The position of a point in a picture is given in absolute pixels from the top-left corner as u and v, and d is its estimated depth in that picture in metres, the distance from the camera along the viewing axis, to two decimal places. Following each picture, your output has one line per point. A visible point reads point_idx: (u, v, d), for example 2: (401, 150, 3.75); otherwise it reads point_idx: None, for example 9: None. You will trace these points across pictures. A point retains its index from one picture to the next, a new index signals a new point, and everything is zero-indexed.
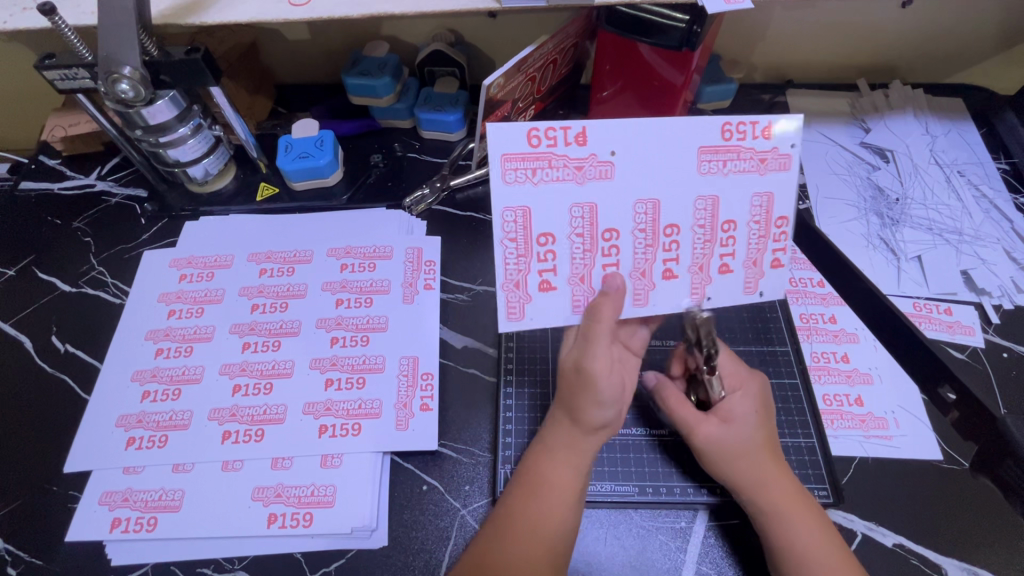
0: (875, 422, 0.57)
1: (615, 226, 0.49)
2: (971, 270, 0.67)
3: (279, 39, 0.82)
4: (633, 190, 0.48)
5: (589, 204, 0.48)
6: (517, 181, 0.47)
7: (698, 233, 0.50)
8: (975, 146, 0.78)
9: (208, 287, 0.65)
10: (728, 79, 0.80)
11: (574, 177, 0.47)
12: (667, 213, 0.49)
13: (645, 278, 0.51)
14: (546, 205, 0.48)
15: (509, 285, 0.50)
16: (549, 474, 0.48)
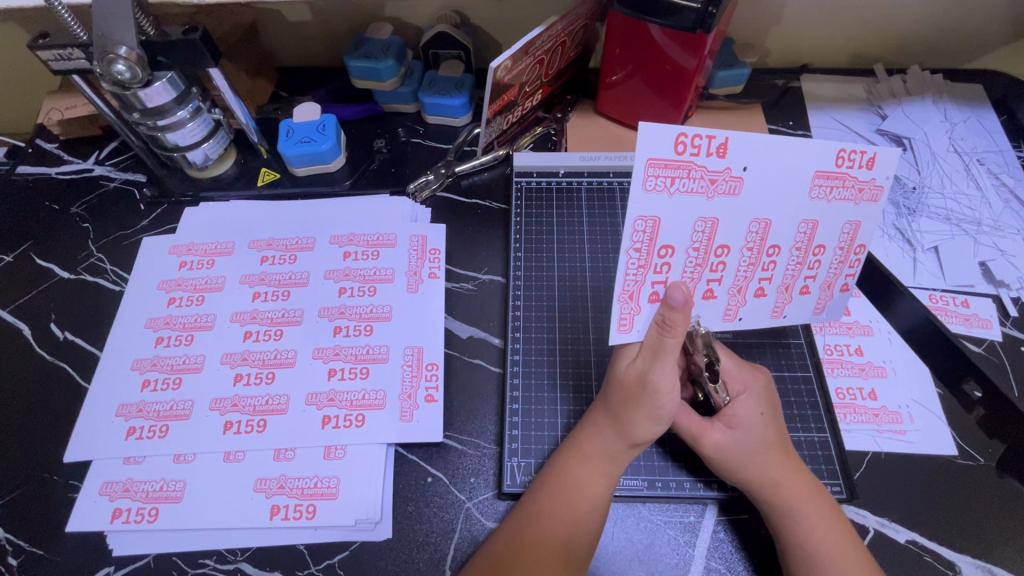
0: (889, 417, 0.56)
1: (672, 243, 0.46)
2: (989, 261, 0.65)
3: (279, 19, 0.80)
4: (753, 210, 0.46)
5: (713, 219, 0.46)
6: (655, 190, 0.44)
7: (691, 255, 0.47)
8: (995, 134, 0.76)
9: (208, 275, 0.64)
10: (742, 63, 0.78)
11: (706, 191, 0.45)
12: (666, 233, 0.46)
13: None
14: (676, 217, 0.45)
15: (625, 296, 0.47)
16: (579, 479, 0.48)
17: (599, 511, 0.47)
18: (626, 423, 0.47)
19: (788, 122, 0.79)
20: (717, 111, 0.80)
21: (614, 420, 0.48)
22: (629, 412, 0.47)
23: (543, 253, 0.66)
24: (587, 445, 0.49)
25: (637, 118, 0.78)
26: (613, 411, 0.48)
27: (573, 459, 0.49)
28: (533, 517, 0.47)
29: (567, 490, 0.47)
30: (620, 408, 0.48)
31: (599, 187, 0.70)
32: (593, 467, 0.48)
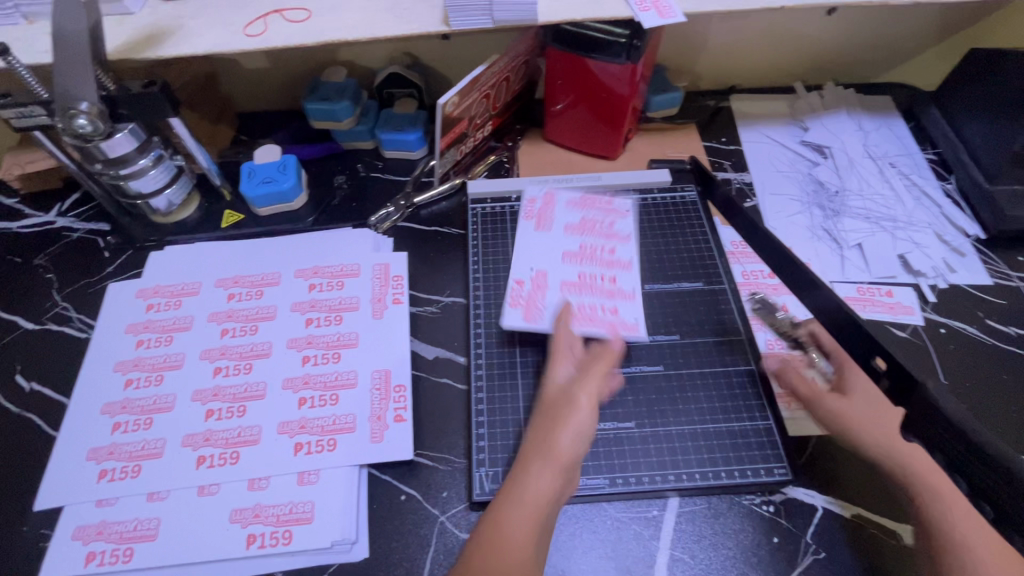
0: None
1: (541, 270, 0.66)
2: (907, 254, 0.71)
3: (237, 67, 0.84)
4: (560, 240, 0.69)
5: (545, 271, 0.66)
6: (518, 301, 0.63)
7: (570, 287, 0.64)
8: (904, 139, 0.84)
9: (175, 315, 0.65)
10: (674, 87, 0.85)
11: (535, 226, 0.70)
12: (549, 278, 0.65)
13: (580, 310, 0.61)
14: (547, 265, 0.66)
15: (524, 313, 0.62)
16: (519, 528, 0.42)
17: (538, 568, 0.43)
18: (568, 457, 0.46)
19: (722, 138, 0.86)
20: (655, 132, 0.86)
21: (556, 454, 0.46)
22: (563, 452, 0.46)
23: (501, 272, 0.69)
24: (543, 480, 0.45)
25: (584, 142, 0.84)
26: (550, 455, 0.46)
27: (521, 508, 0.43)
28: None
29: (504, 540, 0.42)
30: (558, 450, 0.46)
31: None
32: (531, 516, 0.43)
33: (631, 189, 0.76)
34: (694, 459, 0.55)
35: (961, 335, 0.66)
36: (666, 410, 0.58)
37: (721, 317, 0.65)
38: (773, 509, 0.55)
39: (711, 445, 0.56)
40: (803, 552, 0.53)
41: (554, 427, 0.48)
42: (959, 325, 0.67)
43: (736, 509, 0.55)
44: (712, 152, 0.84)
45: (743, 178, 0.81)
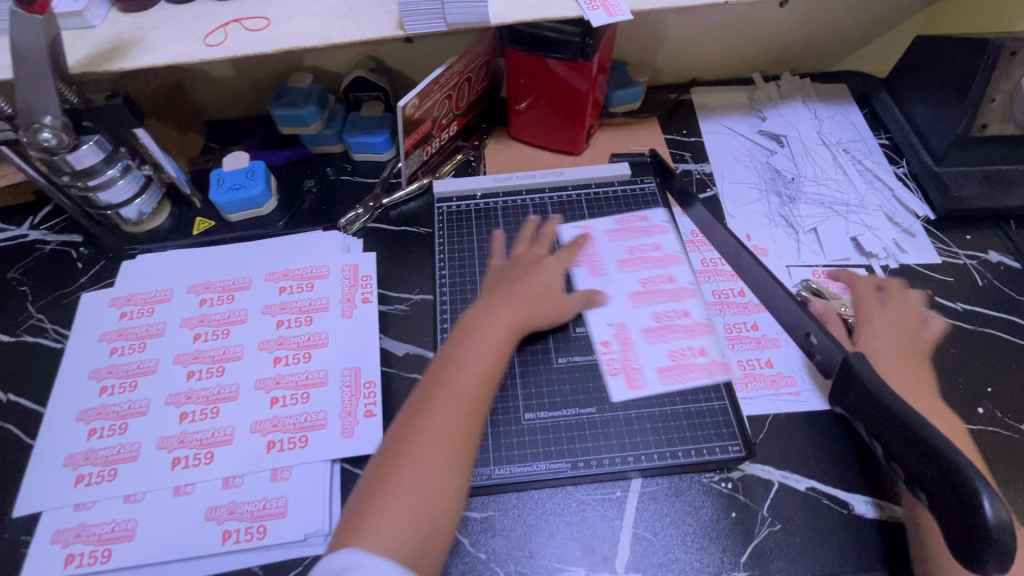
0: (785, 381, 0.63)
1: (621, 320, 0.65)
2: (859, 236, 0.74)
3: (204, 76, 0.85)
4: (617, 273, 0.69)
5: (622, 322, 0.65)
6: (617, 368, 0.62)
7: (652, 326, 0.65)
8: (858, 125, 0.86)
9: (148, 322, 0.67)
10: (635, 82, 0.87)
11: (592, 269, 0.69)
12: (630, 329, 0.64)
13: (692, 335, 0.64)
14: (633, 315, 0.65)
15: (615, 368, 0.62)
16: (443, 424, 0.48)
17: (464, 466, 0.48)
18: (467, 383, 0.52)
19: (682, 130, 0.88)
20: (618, 127, 0.88)
21: (451, 382, 0.51)
22: (451, 382, 0.51)
23: (468, 267, 0.72)
24: (433, 399, 0.50)
25: (548, 139, 0.85)
26: (437, 386, 0.51)
27: (416, 419, 0.49)
28: (394, 458, 0.47)
29: (428, 430, 0.48)
30: (445, 379, 0.52)
31: (514, 204, 0.77)
32: (456, 413, 0.49)
33: (593, 183, 0.78)
34: (653, 444, 0.58)
35: None
36: (625, 394, 0.60)
37: (681, 305, 0.67)
38: (731, 485, 0.57)
39: (669, 428, 0.58)
40: (760, 524, 0.55)
41: (446, 366, 0.53)
42: None
43: (696, 487, 0.57)
44: (673, 144, 0.86)
45: (703, 168, 0.83)
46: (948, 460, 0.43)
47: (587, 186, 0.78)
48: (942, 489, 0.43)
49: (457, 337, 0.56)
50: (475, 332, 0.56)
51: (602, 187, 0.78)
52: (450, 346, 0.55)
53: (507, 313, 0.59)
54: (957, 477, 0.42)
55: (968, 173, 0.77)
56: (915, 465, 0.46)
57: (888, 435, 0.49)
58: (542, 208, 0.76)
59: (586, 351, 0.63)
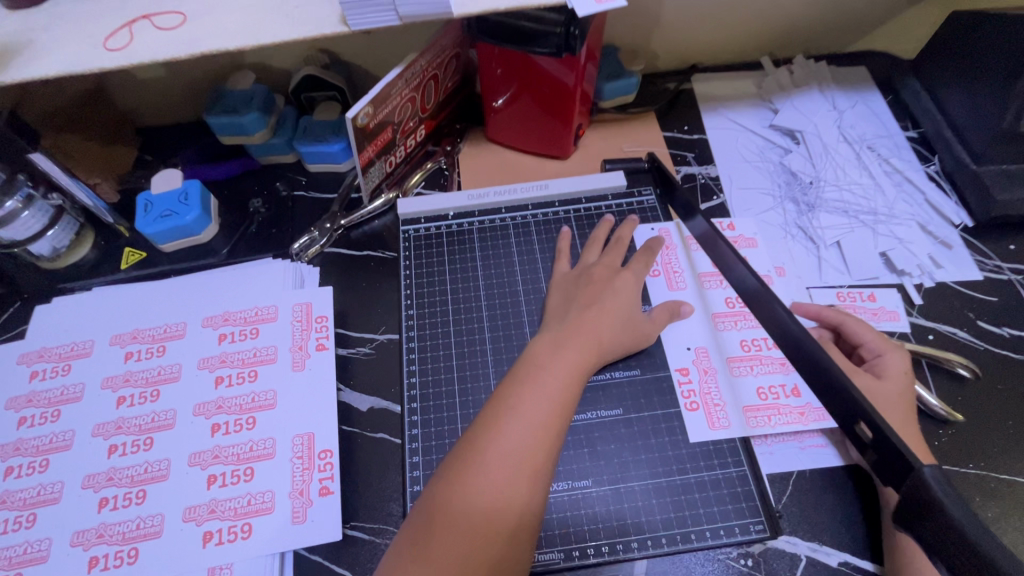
0: (814, 415, 0.54)
1: (703, 345, 0.57)
2: (890, 251, 0.65)
3: (126, 78, 0.72)
4: (699, 287, 0.61)
5: (702, 348, 0.57)
6: (694, 404, 0.54)
7: (733, 357, 0.57)
8: (883, 117, 0.76)
9: (64, 384, 0.57)
10: (629, 72, 0.76)
11: (669, 282, 0.61)
12: (712, 357, 0.57)
13: (765, 368, 0.56)
14: (706, 340, 0.58)
15: (695, 403, 0.54)
16: (489, 484, 0.42)
17: (532, 524, 0.42)
18: (529, 429, 0.44)
19: (684, 127, 0.77)
20: (611, 125, 0.77)
21: (516, 426, 0.44)
22: (498, 432, 0.44)
23: (436, 294, 0.62)
24: (480, 454, 0.43)
25: (530, 141, 0.74)
26: (481, 436, 0.44)
27: (457, 479, 0.42)
28: (430, 526, 0.41)
29: (472, 492, 0.42)
30: (490, 429, 0.44)
31: (492, 224, 0.66)
32: (506, 471, 0.42)
33: (583, 196, 0.68)
34: (660, 520, 0.49)
35: (951, 341, 0.60)
36: (628, 460, 0.51)
37: (687, 324, 0.58)
38: (751, 563, 0.48)
39: (678, 502, 0.50)
40: None
41: (500, 409, 0.45)
42: (948, 329, 0.60)
43: (711, 566, 0.48)
44: (674, 143, 0.75)
45: (708, 172, 0.72)
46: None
47: (577, 200, 0.68)
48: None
49: (525, 369, 0.48)
50: (551, 361, 0.48)
51: (594, 201, 0.68)
52: (529, 374, 0.48)
53: (575, 348, 0.50)
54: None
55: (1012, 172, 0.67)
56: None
57: (940, 541, 0.31)
58: (525, 228, 0.66)
59: (581, 409, 0.54)
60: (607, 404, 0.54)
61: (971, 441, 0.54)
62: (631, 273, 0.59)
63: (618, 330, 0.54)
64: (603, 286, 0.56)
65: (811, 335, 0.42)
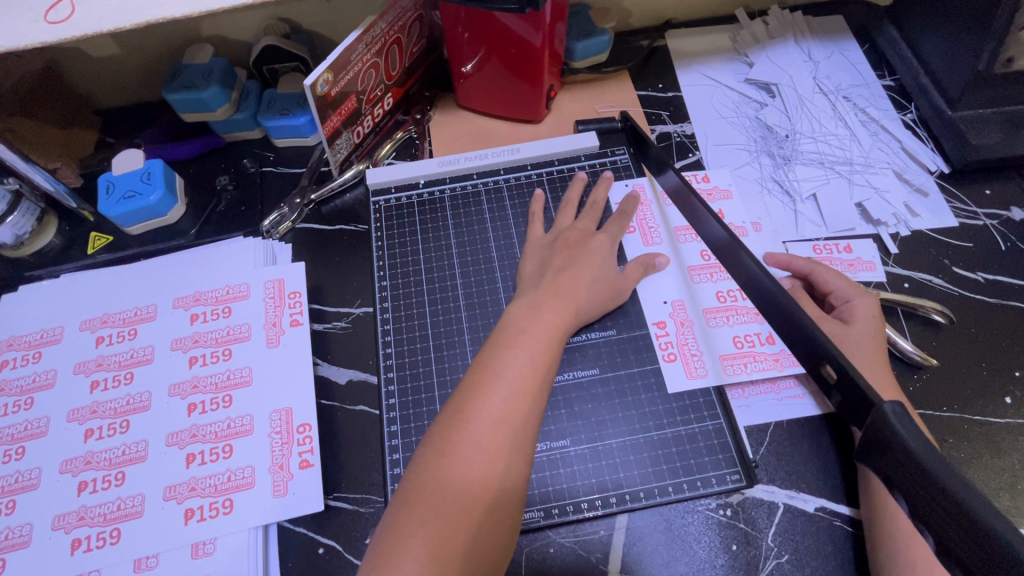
0: (788, 360, 0.54)
1: (680, 298, 0.57)
2: (866, 201, 0.64)
3: (80, 55, 0.69)
4: (674, 240, 0.61)
5: (679, 300, 0.57)
6: (671, 356, 0.55)
7: (708, 308, 0.57)
8: (859, 66, 0.75)
9: (35, 371, 0.56)
10: (600, 30, 0.74)
11: (644, 238, 0.61)
12: (689, 308, 0.57)
13: (739, 317, 0.56)
14: (682, 292, 0.58)
15: (673, 355, 0.54)
16: (478, 452, 0.41)
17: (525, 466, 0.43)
18: (513, 393, 0.44)
19: (659, 85, 0.75)
20: (583, 86, 0.75)
21: (500, 391, 0.43)
22: (483, 398, 0.43)
23: (410, 262, 0.61)
24: (466, 422, 0.42)
25: (501, 106, 0.72)
26: (466, 404, 0.43)
27: (445, 447, 0.41)
28: (420, 497, 0.40)
29: (461, 460, 0.41)
30: (474, 396, 0.43)
31: (463, 191, 0.65)
32: (495, 437, 0.42)
33: (555, 159, 0.67)
34: (637, 475, 0.50)
35: (925, 288, 0.60)
36: (605, 419, 0.52)
37: (662, 278, 0.58)
38: (729, 512, 0.49)
39: (656, 457, 0.50)
40: (766, 557, 0.47)
41: (483, 374, 0.44)
42: (923, 276, 0.60)
43: (690, 517, 0.49)
44: (648, 102, 0.74)
45: (683, 129, 0.71)
46: (993, 536, 0.26)
47: (549, 163, 0.67)
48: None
49: (505, 333, 0.47)
50: (530, 323, 0.48)
51: (567, 163, 0.67)
52: (510, 337, 0.47)
53: (553, 308, 0.49)
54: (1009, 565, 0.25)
55: (987, 116, 0.66)
56: (946, 538, 0.28)
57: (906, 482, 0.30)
58: (497, 194, 0.65)
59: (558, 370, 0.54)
60: (583, 364, 0.54)
61: (946, 385, 0.55)
62: (608, 235, 0.58)
63: (594, 291, 0.53)
64: (575, 251, 0.55)
65: (783, 287, 0.41)
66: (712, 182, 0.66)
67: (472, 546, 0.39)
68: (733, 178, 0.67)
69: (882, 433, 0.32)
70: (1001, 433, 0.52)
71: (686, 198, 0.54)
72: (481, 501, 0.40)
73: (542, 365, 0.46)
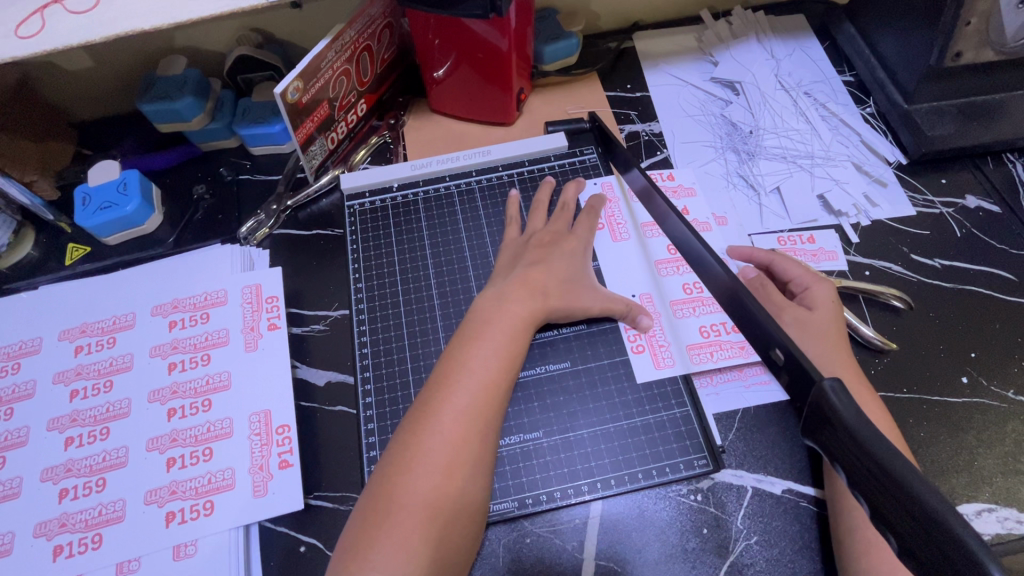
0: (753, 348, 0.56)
1: (647, 291, 0.59)
2: (827, 193, 0.67)
3: (54, 68, 0.70)
4: (641, 235, 0.63)
5: (646, 294, 0.59)
6: (640, 347, 0.56)
7: (675, 300, 0.59)
8: (820, 63, 0.77)
9: (14, 382, 0.56)
10: (568, 33, 0.76)
11: (612, 234, 0.63)
12: (656, 301, 0.59)
13: (704, 307, 0.58)
14: (649, 286, 0.60)
15: (641, 346, 0.56)
16: (444, 441, 0.43)
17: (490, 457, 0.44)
18: (478, 384, 0.45)
19: (627, 85, 0.77)
20: (554, 88, 0.77)
21: (466, 382, 0.45)
22: (449, 390, 0.45)
23: (384, 264, 0.62)
24: (433, 412, 0.44)
25: (473, 109, 0.74)
26: (434, 398, 0.45)
27: (413, 438, 0.43)
28: (389, 485, 0.41)
29: (428, 449, 0.42)
30: (441, 388, 0.45)
31: (436, 193, 0.67)
32: (461, 426, 0.43)
33: (526, 159, 0.69)
34: (608, 464, 0.51)
35: (885, 275, 0.62)
36: (576, 411, 0.53)
37: (630, 272, 0.60)
38: (700, 497, 0.51)
39: (627, 446, 0.52)
40: (735, 539, 0.49)
41: (450, 367, 0.46)
42: (882, 264, 0.63)
43: (662, 503, 0.50)
44: (617, 102, 0.76)
45: (651, 128, 0.73)
46: (920, 502, 0.29)
47: (520, 164, 0.68)
48: (919, 544, 0.29)
49: (471, 328, 0.49)
50: (495, 317, 0.49)
51: (538, 163, 0.68)
52: (475, 331, 0.49)
53: (520, 303, 0.51)
54: (934, 527, 0.28)
55: (941, 109, 0.68)
56: (880, 506, 0.31)
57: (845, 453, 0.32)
58: (469, 195, 0.67)
59: (531, 364, 0.55)
60: (556, 359, 0.55)
61: (905, 369, 0.57)
62: (580, 232, 0.60)
63: (566, 287, 0.55)
64: (544, 249, 0.57)
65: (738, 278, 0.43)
66: (678, 177, 0.68)
67: (438, 529, 0.40)
68: (698, 174, 0.69)
69: (826, 412, 0.35)
70: (958, 412, 0.54)
71: (649, 195, 0.56)
72: (447, 487, 0.42)
73: (507, 358, 0.48)
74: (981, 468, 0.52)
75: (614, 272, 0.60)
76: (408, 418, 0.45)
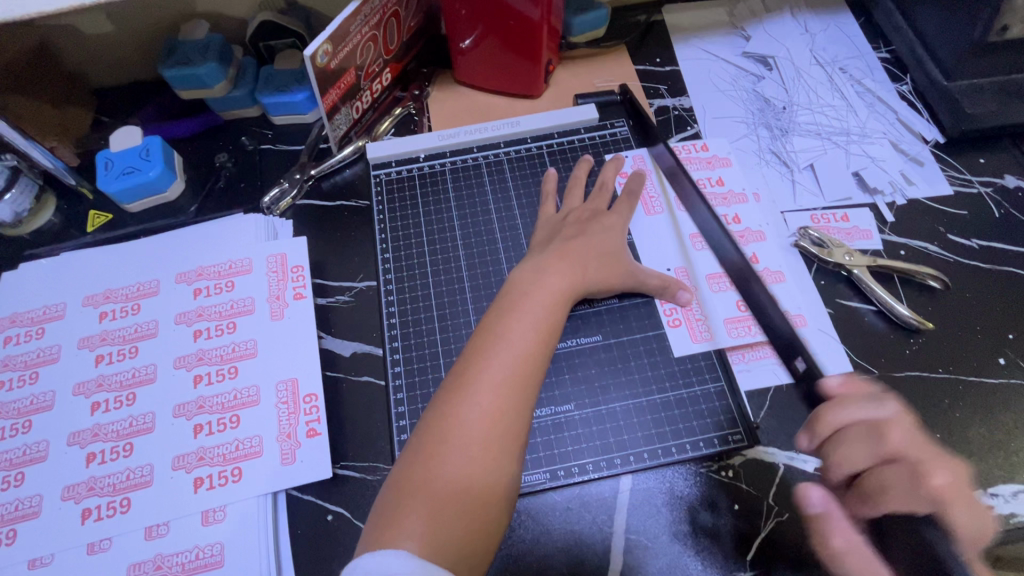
0: (791, 321, 0.56)
1: (684, 265, 0.58)
2: (862, 170, 0.65)
3: (73, 32, 0.69)
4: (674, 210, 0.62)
5: (683, 268, 0.58)
6: (678, 321, 0.56)
7: (712, 276, 0.58)
8: (855, 38, 0.75)
9: (39, 347, 0.56)
10: (597, 4, 0.74)
11: (645, 207, 0.62)
12: (694, 275, 0.58)
13: None
14: (686, 261, 0.59)
15: (676, 321, 0.56)
16: (479, 412, 0.42)
17: (525, 431, 0.43)
18: (515, 357, 0.44)
19: (656, 59, 0.75)
20: (582, 61, 0.75)
21: (502, 355, 0.44)
22: (485, 362, 0.44)
23: (412, 235, 0.62)
24: (469, 384, 0.43)
25: (500, 81, 0.72)
26: (468, 371, 0.44)
27: (448, 409, 0.42)
28: (423, 453, 0.41)
29: (464, 421, 0.42)
30: (477, 359, 0.44)
31: (463, 164, 0.66)
32: (498, 399, 0.43)
33: (555, 132, 0.68)
34: (641, 437, 0.51)
35: (921, 255, 0.61)
36: (608, 384, 0.53)
37: (662, 247, 0.59)
38: (732, 474, 0.50)
39: (658, 419, 0.51)
40: (768, 516, 0.48)
41: (486, 339, 0.45)
42: (919, 243, 0.61)
43: (693, 479, 0.50)
44: (646, 76, 0.74)
45: (681, 103, 0.71)
46: None
47: (549, 136, 0.67)
48: None
49: (507, 300, 0.48)
50: (531, 288, 0.48)
51: (567, 136, 0.67)
52: (511, 304, 0.48)
53: (550, 271, 0.50)
54: None
55: (982, 86, 0.67)
56: None
57: None
58: (498, 166, 0.66)
59: (560, 337, 0.54)
60: (586, 332, 0.55)
61: (942, 347, 0.56)
62: (617, 209, 0.58)
63: (601, 259, 0.53)
64: (576, 223, 0.56)
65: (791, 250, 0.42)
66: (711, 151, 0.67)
67: (474, 502, 0.40)
68: (731, 149, 0.67)
69: None
70: (996, 392, 0.53)
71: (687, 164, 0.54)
72: (483, 461, 0.41)
73: (545, 333, 0.46)
74: (1017, 449, 0.51)
75: (650, 247, 0.59)
76: (441, 391, 0.44)
